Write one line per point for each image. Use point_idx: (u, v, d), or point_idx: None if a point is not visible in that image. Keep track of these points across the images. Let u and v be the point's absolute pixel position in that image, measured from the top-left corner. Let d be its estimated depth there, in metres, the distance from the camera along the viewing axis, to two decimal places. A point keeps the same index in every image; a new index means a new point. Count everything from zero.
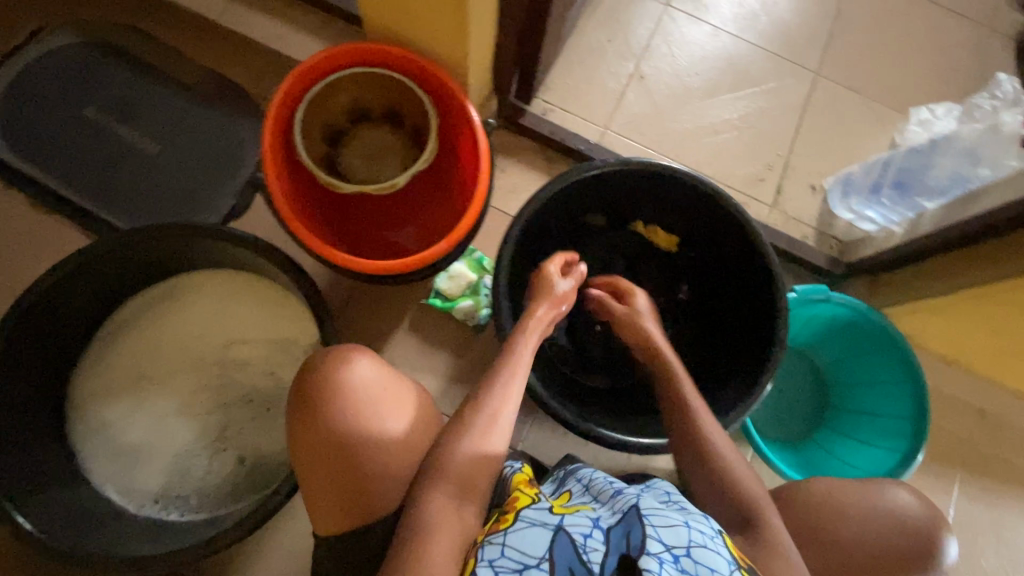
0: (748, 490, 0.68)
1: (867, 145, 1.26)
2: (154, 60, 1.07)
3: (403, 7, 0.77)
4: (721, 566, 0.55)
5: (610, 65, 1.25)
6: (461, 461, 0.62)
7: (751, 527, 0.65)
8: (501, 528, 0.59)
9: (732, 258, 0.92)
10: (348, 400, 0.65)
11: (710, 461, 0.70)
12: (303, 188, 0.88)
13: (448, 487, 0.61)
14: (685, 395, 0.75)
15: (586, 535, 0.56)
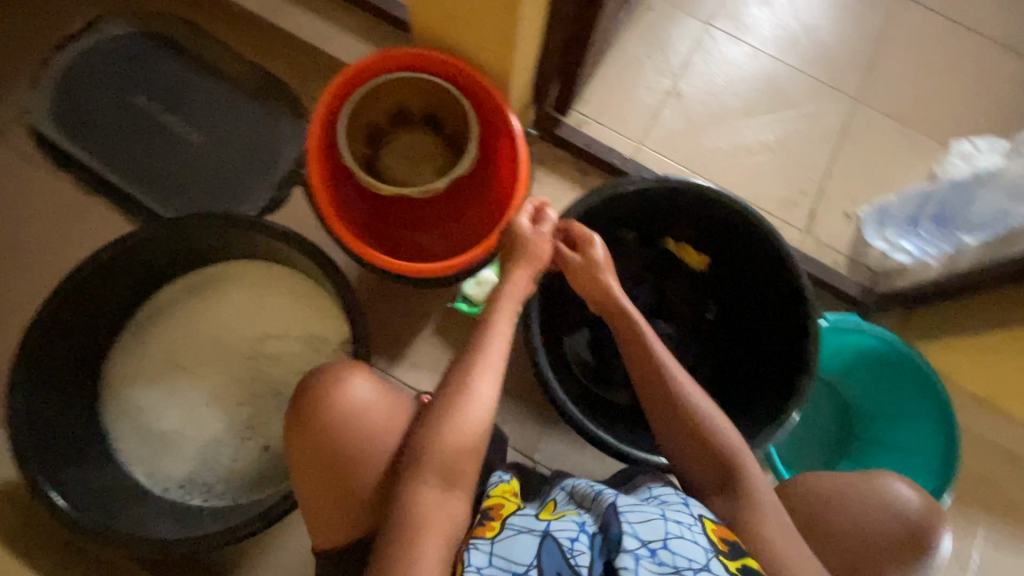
0: (726, 449, 0.70)
1: (906, 174, 1.23)
2: (203, 53, 1.10)
3: (451, 13, 0.78)
4: (698, 555, 0.57)
5: (647, 81, 1.26)
6: (442, 451, 0.62)
7: (737, 494, 0.68)
8: (488, 535, 0.61)
9: (764, 282, 0.91)
10: (340, 418, 0.66)
11: (688, 427, 0.71)
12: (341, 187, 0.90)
13: (431, 480, 0.61)
14: (670, 377, 0.73)
15: (574, 538, 0.58)
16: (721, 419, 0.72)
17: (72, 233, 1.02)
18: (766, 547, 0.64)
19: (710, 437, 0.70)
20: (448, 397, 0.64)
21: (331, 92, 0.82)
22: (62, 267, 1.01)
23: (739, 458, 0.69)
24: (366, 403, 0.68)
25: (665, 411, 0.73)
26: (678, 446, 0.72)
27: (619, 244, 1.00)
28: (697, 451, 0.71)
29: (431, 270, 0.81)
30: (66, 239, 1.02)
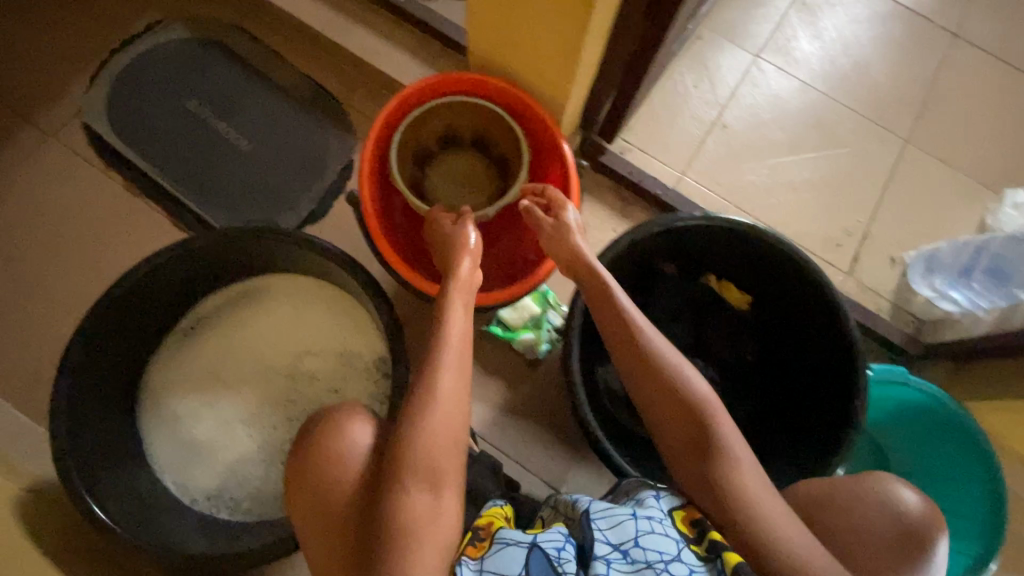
0: (698, 402, 0.66)
1: (956, 219, 1.20)
2: (256, 61, 1.11)
3: (515, 39, 0.77)
4: (670, 546, 0.57)
5: (693, 110, 1.24)
6: (431, 447, 0.61)
7: (710, 451, 0.64)
8: (477, 553, 0.59)
9: (809, 327, 0.89)
10: (336, 461, 0.68)
11: (660, 384, 0.68)
12: (386, 206, 0.90)
13: (411, 477, 0.60)
14: (637, 343, 0.71)
15: (558, 548, 0.57)
16: (692, 372, 0.69)
17: (116, 232, 1.03)
18: (738, 503, 0.60)
19: (681, 390, 0.67)
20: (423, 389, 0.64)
21: (387, 112, 0.83)
22: (105, 266, 1.02)
23: (711, 411, 0.66)
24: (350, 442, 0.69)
25: (641, 385, 0.70)
26: (651, 406, 0.69)
27: (658, 276, 0.98)
28: (668, 407, 0.68)
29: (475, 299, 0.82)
30: (110, 237, 1.03)
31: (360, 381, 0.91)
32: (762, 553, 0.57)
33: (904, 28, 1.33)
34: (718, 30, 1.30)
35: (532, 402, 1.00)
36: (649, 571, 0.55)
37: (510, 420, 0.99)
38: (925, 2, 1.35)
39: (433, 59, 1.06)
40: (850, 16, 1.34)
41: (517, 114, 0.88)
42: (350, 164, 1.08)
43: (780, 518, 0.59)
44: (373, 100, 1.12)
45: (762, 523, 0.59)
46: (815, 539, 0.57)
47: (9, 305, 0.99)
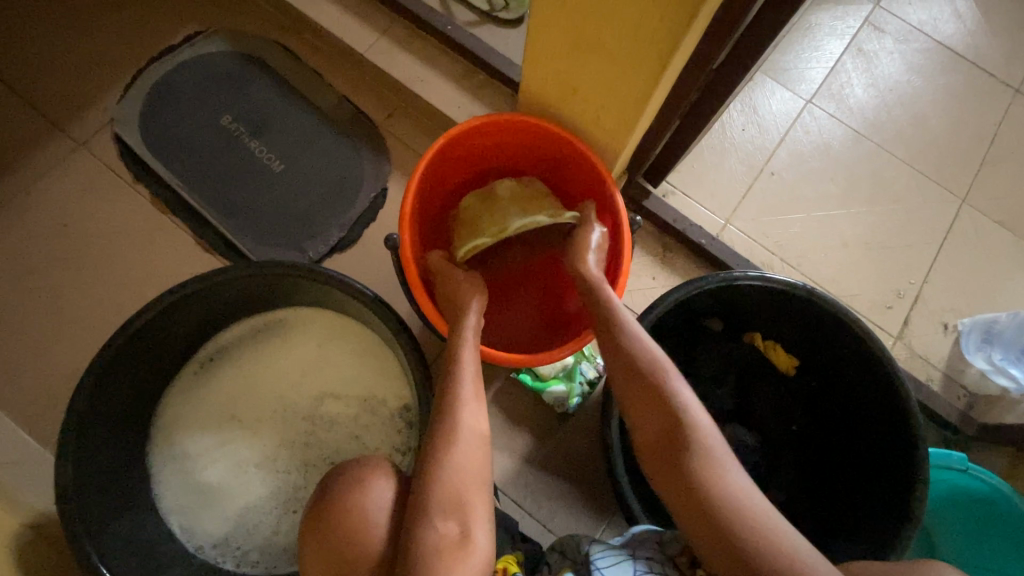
0: (677, 403, 0.61)
1: (1015, 288, 1.13)
2: (294, 79, 1.08)
3: (576, 81, 0.74)
4: None
5: (740, 155, 1.19)
6: (461, 475, 0.59)
7: (688, 456, 0.58)
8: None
9: (864, 402, 0.83)
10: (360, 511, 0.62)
11: (633, 377, 0.65)
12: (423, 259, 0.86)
13: (435, 516, 0.56)
14: (615, 333, 0.68)
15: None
16: (667, 364, 0.65)
17: (139, 249, 1.00)
18: (718, 510, 0.54)
19: (653, 382, 0.63)
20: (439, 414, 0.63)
21: (433, 152, 0.78)
22: (125, 284, 0.98)
23: (686, 406, 0.61)
24: (375, 494, 0.63)
25: (619, 375, 0.66)
26: (624, 401, 0.65)
27: (704, 333, 0.94)
28: (644, 407, 0.63)
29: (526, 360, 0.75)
30: (132, 255, 1.00)
31: (380, 429, 0.86)
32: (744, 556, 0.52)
33: (965, 81, 1.28)
34: (768, 71, 1.25)
35: (559, 457, 0.94)
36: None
37: (534, 476, 0.93)
38: (987, 56, 1.29)
39: (477, 91, 1.02)
40: (907, 65, 1.28)
41: (566, 154, 0.84)
42: (384, 193, 1.04)
43: (751, 508, 0.54)
44: (412, 128, 1.08)
45: (733, 514, 0.54)
46: (806, 544, 0.52)
47: (23, 319, 0.96)
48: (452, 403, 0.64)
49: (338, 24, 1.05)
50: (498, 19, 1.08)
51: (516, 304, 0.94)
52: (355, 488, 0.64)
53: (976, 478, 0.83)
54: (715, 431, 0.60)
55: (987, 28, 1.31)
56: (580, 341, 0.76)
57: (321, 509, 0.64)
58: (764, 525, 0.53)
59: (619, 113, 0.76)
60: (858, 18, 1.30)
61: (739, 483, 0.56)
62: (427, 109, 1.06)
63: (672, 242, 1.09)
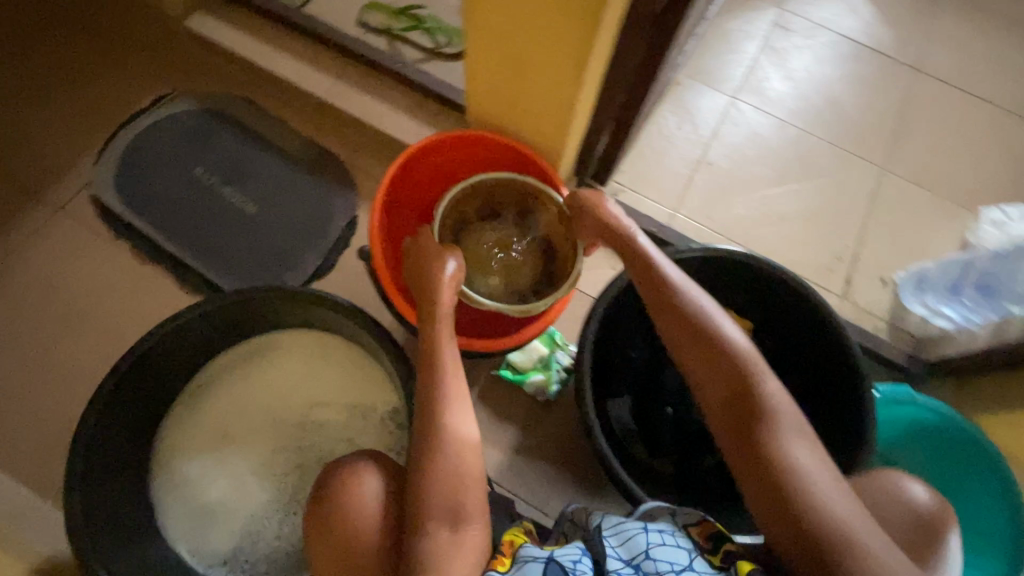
0: (740, 366, 0.67)
1: (937, 241, 1.25)
2: (259, 127, 1.16)
3: (516, 95, 0.83)
4: (680, 557, 0.60)
5: (679, 150, 1.31)
6: (452, 476, 0.65)
7: (756, 414, 0.64)
8: (500, 570, 0.61)
9: (813, 352, 0.91)
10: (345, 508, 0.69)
11: (702, 349, 0.70)
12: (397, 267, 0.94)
13: (434, 524, 0.62)
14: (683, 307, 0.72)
15: (574, 560, 0.59)
16: (736, 336, 0.70)
17: (124, 299, 1.04)
18: (776, 462, 0.60)
19: (725, 354, 0.68)
20: (429, 416, 0.68)
21: (394, 169, 0.87)
22: (113, 332, 1.03)
23: (757, 378, 0.66)
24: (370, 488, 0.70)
25: (687, 346, 0.71)
26: (694, 369, 0.70)
27: None
28: (713, 369, 0.68)
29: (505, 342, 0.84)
30: (117, 305, 1.04)
31: (372, 433, 0.90)
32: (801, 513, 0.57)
33: (869, 65, 1.42)
34: (694, 76, 1.38)
35: (548, 444, 1.00)
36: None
37: (527, 464, 0.98)
38: (884, 42, 1.45)
39: (432, 119, 1.11)
40: (816, 57, 1.43)
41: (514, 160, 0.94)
42: (354, 220, 1.11)
43: (816, 471, 0.60)
44: (375, 159, 1.17)
45: (798, 477, 0.59)
46: (861, 506, 0.57)
47: (14, 378, 0.99)
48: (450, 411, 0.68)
49: (300, 77, 1.15)
50: (443, 54, 1.18)
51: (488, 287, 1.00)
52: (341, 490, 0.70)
53: (924, 406, 0.92)
54: (782, 392, 0.66)
55: (881, 18, 1.47)
56: (545, 319, 0.86)
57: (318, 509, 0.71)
58: (827, 485, 0.58)
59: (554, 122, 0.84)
60: (767, 21, 1.45)
61: (801, 449, 0.61)
62: (386, 141, 1.15)
63: None
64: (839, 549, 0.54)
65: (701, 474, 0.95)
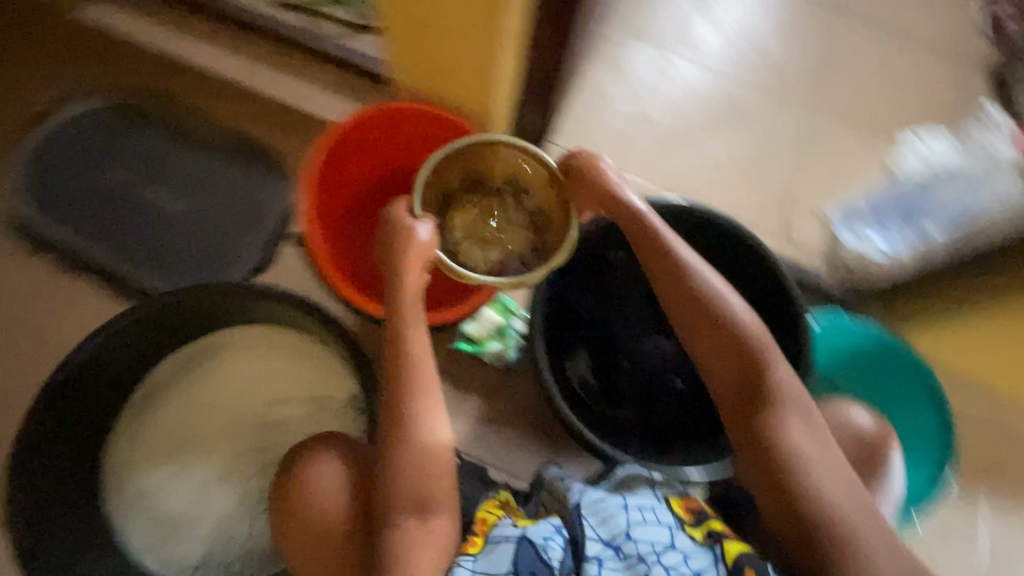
0: (754, 355, 0.72)
1: (865, 171, 1.30)
2: (176, 119, 1.09)
3: (436, 63, 0.80)
4: (661, 536, 0.63)
5: (615, 107, 1.31)
6: (419, 467, 0.67)
7: (765, 400, 0.71)
8: (471, 552, 0.65)
9: (756, 289, 0.93)
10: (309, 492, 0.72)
11: (718, 338, 0.74)
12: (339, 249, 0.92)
13: (403, 513, 0.66)
14: (700, 298, 0.75)
15: (546, 536, 0.62)
16: (753, 327, 0.73)
17: (53, 317, 0.99)
18: (779, 445, 0.69)
19: (741, 344, 0.73)
20: (401, 413, 0.69)
21: (318, 157, 0.86)
22: (48, 352, 0.98)
23: (770, 366, 0.72)
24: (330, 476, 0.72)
25: (703, 334, 0.74)
26: (705, 355, 0.74)
27: (611, 267, 1.00)
28: (730, 365, 0.73)
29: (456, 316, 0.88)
30: (46, 323, 0.99)
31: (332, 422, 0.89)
32: (800, 490, 0.67)
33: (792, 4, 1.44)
34: (622, 31, 1.38)
35: (513, 409, 1.01)
36: (642, 565, 0.60)
37: (494, 432, 1.00)
38: None
39: (359, 94, 1.07)
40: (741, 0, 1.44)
41: (444, 132, 0.91)
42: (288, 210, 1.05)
43: (812, 452, 0.68)
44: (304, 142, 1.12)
45: (798, 460, 0.68)
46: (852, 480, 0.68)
47: None
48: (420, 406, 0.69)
49: (223, 64, 1.12)
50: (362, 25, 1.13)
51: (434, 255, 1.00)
52: (303, 474, 0.73)
53: (860, 329, 0.99)
54: (794, 384, 0.72)
55: None
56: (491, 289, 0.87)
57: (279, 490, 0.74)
58: (822, 468, 0.68)
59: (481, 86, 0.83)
60: None
61: (802, 432, 0.69)
62: (314, 122, 1.10)
63: None
64: (827, 532, 0.64)
65: (664, 422, 0.97)
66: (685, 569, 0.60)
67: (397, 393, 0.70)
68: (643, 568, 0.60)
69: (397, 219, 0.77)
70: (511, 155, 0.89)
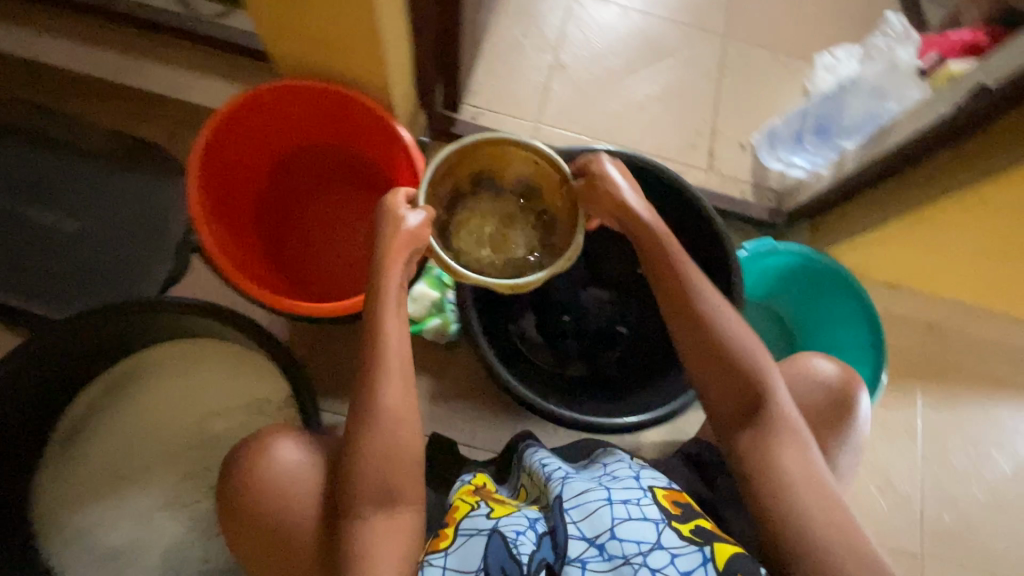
0: (759, 376, 0.65)
1: (783, 96, 1.31)
2: (52, 129, 1.00)
3: (313, 37, 0.73)
4: (647, 535, 0.57)
5: (530, 59, 1.26)
6: (382, 464, 0.62)
7: (766, 425, 0.64)
8: (442, 546, 0.63)
9: (683, 223, 0.92)
10: (269, 487, 0.69)
11: (717, 356, 0.66)
12: (239, 245, 0.85)
13: (365, 511, 0.61)
14: (698, 314, 0.68)
15: (518, 532, 0.60)
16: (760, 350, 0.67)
17: None
18: (776, 475, 0.61)
19: (743, 364, 0.66)
20: (365, 416, 0.63)
21: (202, 145, 0.75)
22: None
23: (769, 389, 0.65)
24: (293, 478, 0.69)
25: (697, 351, 0.67)
26: (703, 372, 0.67)
27: None
28: (729, 383, 0.66)
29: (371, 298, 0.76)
30: None
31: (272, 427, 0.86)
32: (784, 512, 0.59)
33: None
34: None
35: (463, 383, 1.01)
36: (627, 567, 0.55)
37: (445, 408, 1.00)
38: None
39: (250, 78, 0.99)
40: None
41: (343, 105, 0.82)
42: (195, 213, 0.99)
43: (816, 484, 0.60)
44: None
45: (798, 491, 0.60)
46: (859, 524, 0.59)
47: None
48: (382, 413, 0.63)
49: (91, 62, 1.01)
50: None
51: (349, 245, 0.93)
52: (258, 470, 0.69)
53: (786, 251, 0.99)
54: (795, 413, 0.65)
55: None
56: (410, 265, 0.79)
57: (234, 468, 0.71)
58: (827, 507, 0.59)
59: (367, 68, 0.77)
60: None
61: (805, 464, 0.61)
62: None
63: None
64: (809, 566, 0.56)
65: (614, 373, 0.97)
66: (673, 570, 0.55)
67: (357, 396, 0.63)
68: (629, 570, 0.55)
69: (390, 205, 0.70)
70: (529, 164, 0.83)
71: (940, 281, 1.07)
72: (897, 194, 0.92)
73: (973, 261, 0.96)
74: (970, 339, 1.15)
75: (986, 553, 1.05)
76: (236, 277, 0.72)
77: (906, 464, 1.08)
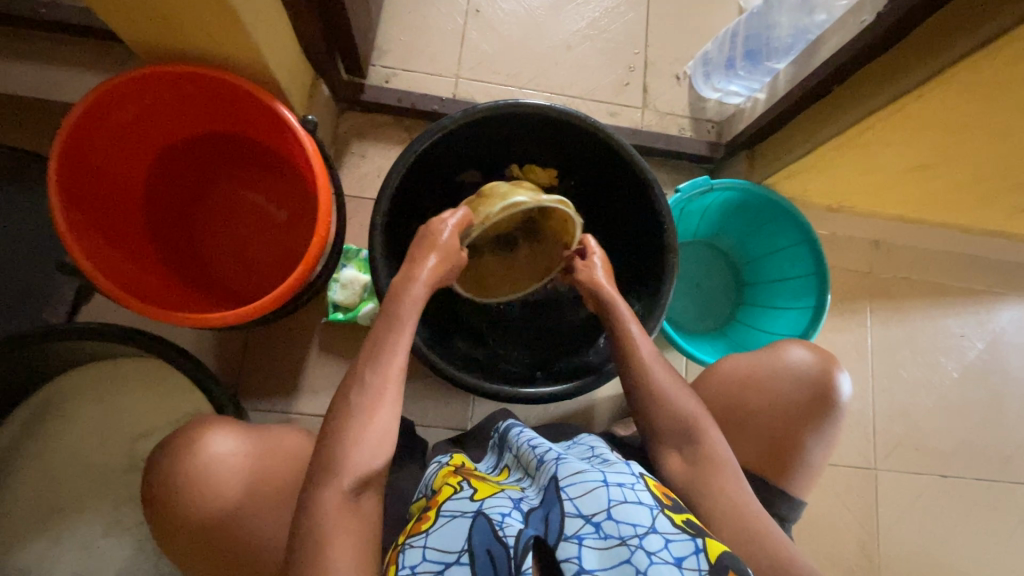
0: (686, 412, 0.67)
1: (717, 17, 1.22)
2: None
3: (157, 15, 0.63)
4: (643, 517, 0.50)
5: (441, 6, 1.16)
6: (354, 452, 0.57)
7: (704, 457, 0.64)
8: (424, 528, 0.57)
9: (612, 169, 0.86)
10: (206, 489, 0.67)
11: (646, 383, 0.68)
12: (131, 254, 0.81)
13: (322, 503, 0.55)
14: (633, 341, 0.70)
15: (504, 512, 0.53)
16: (682, 387, 0.69)
17: None
18: (716, 501, 0.61)
19: (674, 404, 0.67)
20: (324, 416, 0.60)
21: (57, 163, 0.68)
22: None
23: (700, 425, 0.66)
24: (235, 467, 0.68)
25: (628, 382, 0.69)
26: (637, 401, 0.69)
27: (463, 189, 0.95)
28: (663, 408, 0.67)
29: (268, 302, 0.70)
30: None
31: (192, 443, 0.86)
32: (715, 518, 0.60)
33: None
34: None
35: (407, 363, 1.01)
36: (624, 549, 0.47)
37: None
38: None
39: (123, 67, 0.89)
40: None
41: (215, 87, 0.74)
42: None
43: (758, 511, 0.60)
44: None
45: (740, 517, 0.59)
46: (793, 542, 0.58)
47: None
48: (362, 405, 0.59)
49: None
50: None
51: (252, 233, 0.90)
52: (189, 475, 0.67)
53: (722, 188, 0.95)
54: (728, 451, 0.65)
55: None
56: (307, 258, 0.71)
57: (183, 434, 0.69)
58: (771, 529, 0.59)
59: (234, 47, 0.69)
60: None
61: (749, 497, 0.62)
62: None
63: (413, 122, 1.08)
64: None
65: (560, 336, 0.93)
66: (667, 556, 0.47)
67: (340, 396, 0.61)
68: (626, 553, 0.47)
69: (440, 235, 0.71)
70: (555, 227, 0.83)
71: (882, 199, 1.04)
72: (825, 119, 0.87)
73: (909, 174, 0.94)
74: (911, 251, 1.15)
75: (935, 455, 1.08)
76: (118, 296, 0.67)
77: (856, 381, 1.10)
